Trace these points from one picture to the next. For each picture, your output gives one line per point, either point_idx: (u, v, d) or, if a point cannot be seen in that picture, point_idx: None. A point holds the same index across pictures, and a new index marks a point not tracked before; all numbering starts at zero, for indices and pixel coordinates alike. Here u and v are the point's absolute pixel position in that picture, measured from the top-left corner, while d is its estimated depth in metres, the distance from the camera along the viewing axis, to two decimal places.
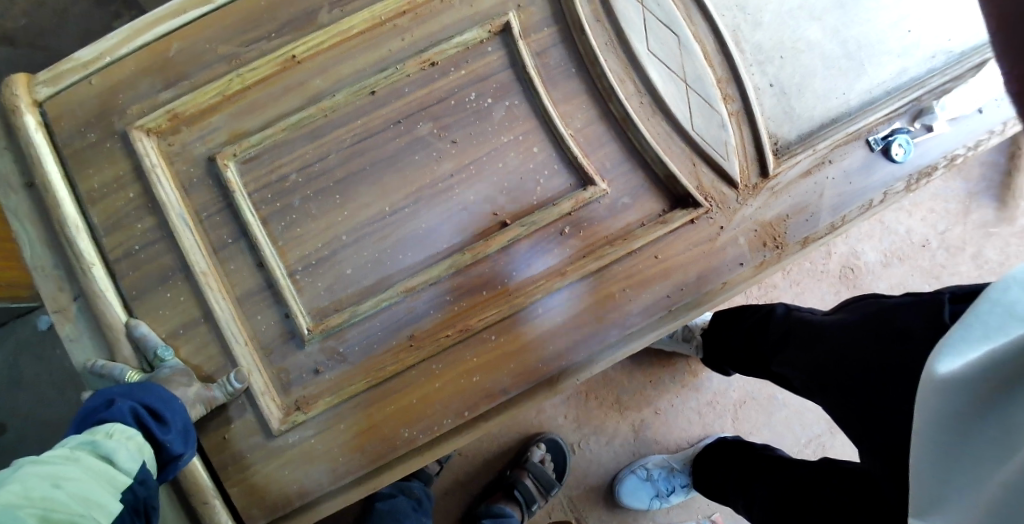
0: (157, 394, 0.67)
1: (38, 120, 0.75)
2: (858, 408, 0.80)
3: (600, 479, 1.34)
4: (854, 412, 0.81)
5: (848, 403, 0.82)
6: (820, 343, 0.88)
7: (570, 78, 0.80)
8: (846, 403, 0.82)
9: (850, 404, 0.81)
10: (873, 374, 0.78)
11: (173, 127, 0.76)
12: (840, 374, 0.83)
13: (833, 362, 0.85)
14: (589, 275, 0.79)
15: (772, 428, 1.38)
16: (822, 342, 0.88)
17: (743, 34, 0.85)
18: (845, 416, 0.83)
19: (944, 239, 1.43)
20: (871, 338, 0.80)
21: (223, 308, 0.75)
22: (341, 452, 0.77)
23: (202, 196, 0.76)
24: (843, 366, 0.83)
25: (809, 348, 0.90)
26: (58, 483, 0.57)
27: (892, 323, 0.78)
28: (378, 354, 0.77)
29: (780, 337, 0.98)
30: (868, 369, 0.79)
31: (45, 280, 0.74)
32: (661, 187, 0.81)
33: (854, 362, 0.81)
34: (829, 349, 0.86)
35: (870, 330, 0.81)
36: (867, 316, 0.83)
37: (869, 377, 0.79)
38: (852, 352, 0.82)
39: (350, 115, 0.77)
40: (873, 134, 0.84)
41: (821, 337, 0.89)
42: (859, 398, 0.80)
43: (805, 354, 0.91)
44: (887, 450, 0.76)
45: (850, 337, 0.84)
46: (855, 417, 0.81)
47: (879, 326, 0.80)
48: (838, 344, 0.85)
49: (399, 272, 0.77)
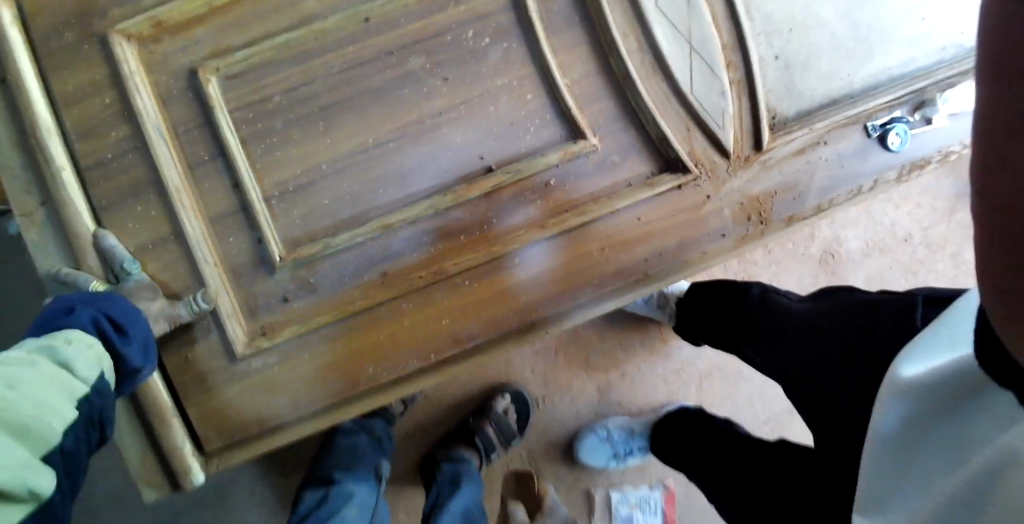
0: (121, 305, 0.67)
1: (14, 16, 0.71)
2: (818, 390, 0.81)
3: (561, 435, 1.37)
4: (814, 393, 0.82)
5: (809, 384, 0.83)
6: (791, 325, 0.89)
7: (573, 27, 0.77)
8: (808, 383, 0.83)
9: (811, 384, 0.83)
10: (837, 357, 0.79)
11: (156, 35, 0.73)
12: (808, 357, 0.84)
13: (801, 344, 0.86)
14: (569, 231, 0.78)
15: (735, 403, 1.41)
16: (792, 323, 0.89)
17: (755, 1, 0.82)
18: (805, 396, 0.84)
19: (926, 235, 1.44)
20: (842, 324, 0.81)
21: (194, 227, 0.73)
22: (304, 382, 0.77)
23: (180, 111, 0.74)
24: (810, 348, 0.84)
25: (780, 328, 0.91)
26: (13, 385, 0.54)
27: (862, 311, 0.79)
28: (349, 290, 0.76)
29: (752, 316, 0.99)
30: (834, 353, 0.80)
31: (11, 181, 0.72)
32: (652, 149, 0.80)
33: (822, 345, 0.82)
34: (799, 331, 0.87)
35: (843, 316, 0.82)
36: (843, 304, 0.84)
37: (833, 360, 0.80)
38: (822, 336, 0.83)
39: (341, 41, 0.74)
40: (871, 120, 0.84)
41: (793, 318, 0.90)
42: (820, 380, 0.81)
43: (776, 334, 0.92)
44: (840, 432, 0.77)
45: (822, 321, 0.84)
46: (814, 398, 0.82)
47: (852, 314, 0.81)
48: (810, 328, 0.86)
49: (378, 208, 0.76)
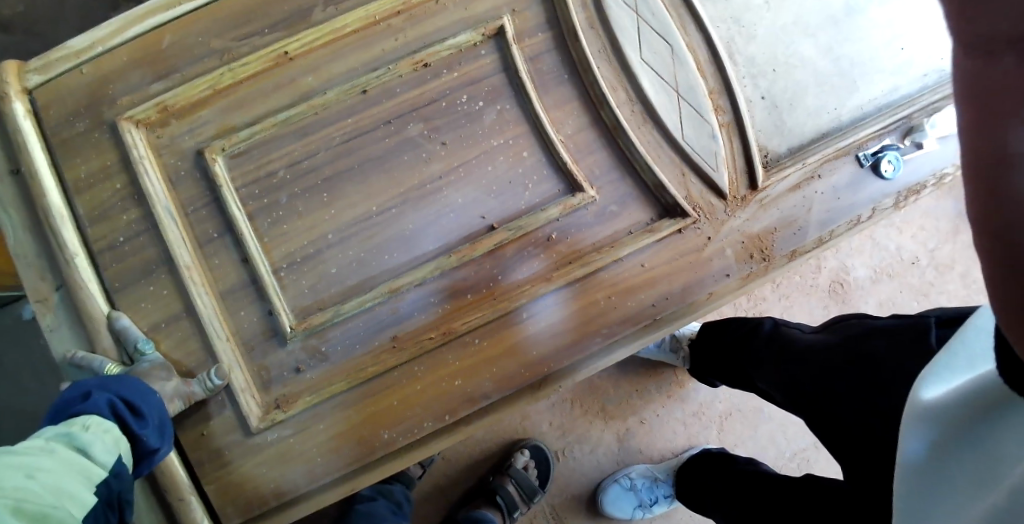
0: (132, 386, 0.67)
1: (26, 107, 0.75)
2: (839, 426, 0.80)
3: (583, 488, 1.34)
4: (834, 428, 0.81)
5: (829, 420, 0.82)
6: (804, 359, 0.89)
7: (563, 84, 0.80)
8: (828, 420, 0.82)
9: (831, 420, 0.81)
10: (856, 390, 0.78)
11: (162, 119, 0.76)
12: (824, 391, 0.83)
13: (817, 379, 0.85)
14: (575, 282, 0.79)
15: (758, 441, 1.38)
16: (806, 357, 0.89)
17: (736, 46, 0.85)
18: (827, 433, 0.83)
19: (933, 257, 1.44)
20: (858, 356, 0.80)
21: (205, 302, 0.74)
22: (319, 452, 0.77)
23: (188, 190, 0.76)
24: (827, 383, 0.83)
25: (794, 363, 0.90)
26: (31, 474, 0.56)
27: (875, 342, 0.79)
28: (360, 356, 0.77)
29: (765, 352, 0.98)
30: (852, 386, 0.79)
31: (25, 268, 0.73)
32: (649, 196, 0.81)
33: (839, 379, 0.81)
34: (814, 365, 0.86)
35: (857, 348, 0.81)
36: (855, 335, 0.83)
37: (852, 394, 0.79)
38: (837, 370, 0.82)
39: (341, 114, 0.77)
40: (862, 150, 0.85)
41: (806, 352, 0.89)
42: (839, 417, 0.80)
43: (789, 369, 0.91)
44: (868, 468, 0.76)
45: (836, 354, 0.84)
46: (836, 434, 0.81)
47: (866, 345, 0.80)
48: (824, 361, 0.85)
49: (384, 273, 0.77)
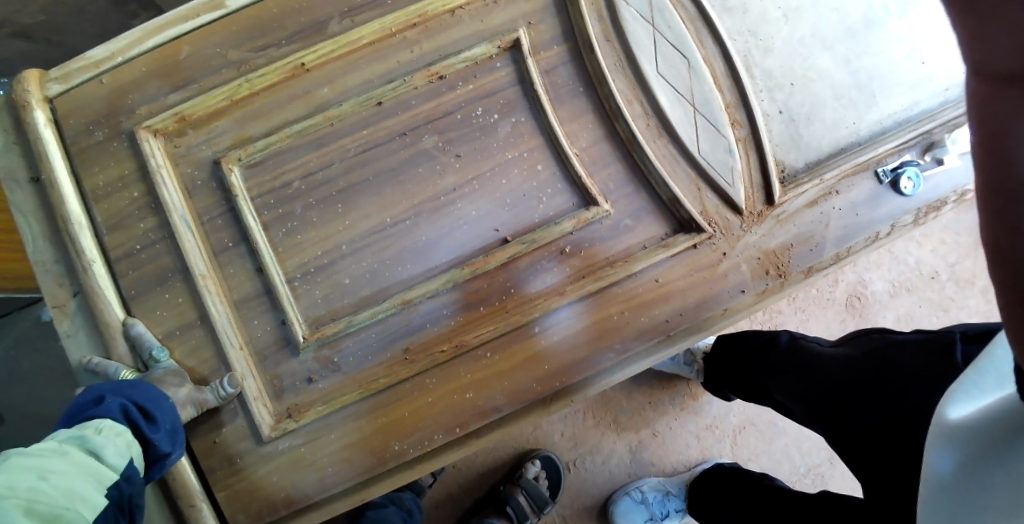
0: (146, 393, 0.67)
1: (47, 116, 0.76)
2: (856, 435, 0.79)
3: (594, 500, 1.33)
4: (851, 437, 0.80)
5: (846, 429, 0.81)
6: (824, 367, 0.88)
7: (578, 97, 0.80)
8: (845, 429, 0.81)
9: (848, 429, 0.81)
10: (877, 400, 0.78)
11: (179, 129, 0.76)
12: (842, 400, 0.82)
13: (835, 387, 0.84)
14: (587, 296, 0.78)
15: (772, 456, 1.36)
16: (823, 371, 0.87)
17: (754, 59, 0.85)
18: (843, 442, 0.82)
19: (953, 271, 1.41)
20: (880, 366, 0.80)
21: (219, 311, 0.75)
22: (330, 462, 0.76)
23: (204, 199, 0.76)
24: (846, 392, 0.82)
25: (813, 371, 0.89)
26: (44, 476, 0.57)
27: (893, 357, 0.79)
28: (372, 367, 0.77)
29: (782, 360, 0.97)
30: (873, 396, 0.78)
31: (44, 275, 0.74)
32: (664, 209, 0.81)
33: (859, 388, 0.81)
34: (833, 374, 0.85)
35: (879, 358, 0.81)
36: (877, 346, 0.83)
37: (873, 404, 0.78)
38: (857, 379, 0.82)
39: (356, 126, 0.77)
40: (881, 165, 0.84)
41: (825, 361, 0.89)
42: (857, 425, 0.79)
43: (807, 377, 0.90)
44: (885, 484, 0.75)
45: (857, 363, 0.83)
46: (853, 443, 0.80)
47: (888, 356, 0.80)
48: (844, 371, 0.84)
49: (397, 284, 0.77)
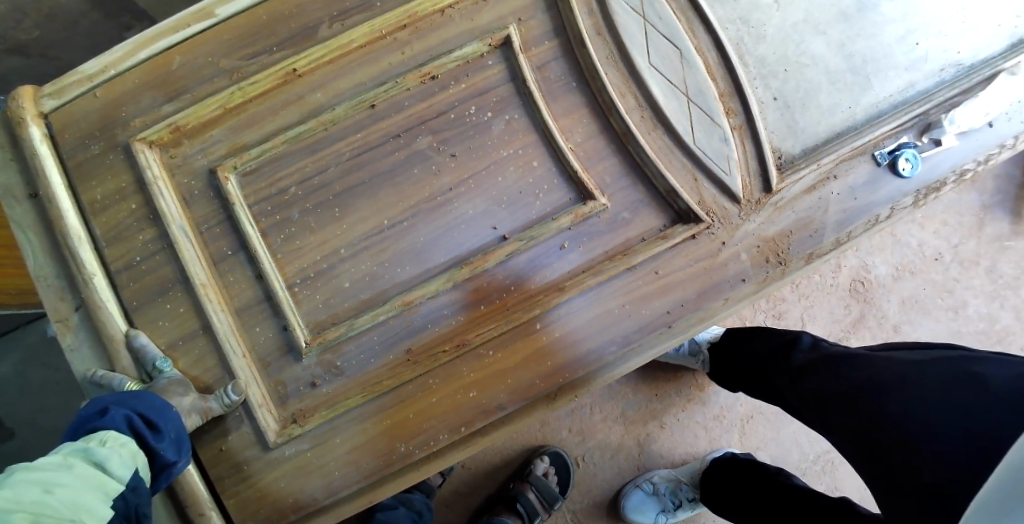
0: (150, 402, 0.67)
1: (42, 132, 0.76)
2: (881, 449, 0.78)
3: (604, 494, 1.33)
4: (874, 453, 0.79)
5: (864, 435, 0.81)
6: (851, 376, 0.86)
7: (570, 92, 0.80)
8: (868, 440, 0.80)
9: (872, 444, 0.79)
10: (895, 409, 0.78)
11: (175, 140, 0.76)
12: (862, 406, 0.82)
13: (862, 401, 0.82)
14: (587, 291, 0.78)
15: (781, 444, 1.36)
16: (846, 371, 0.87)
17: (746, 47, 0.84)
18: (864, 455, 0.81)
19: (957, 252, 1.40)
20: (926, 387, 0.77)
21: (221, 320, 0.75)
22: (337, 466, 0.76)
23: (202, 208, 0.76)
24: (873, 405, 0.80)
25: (837, 379, 0.87)
26: (50, 489, 0.58)
27: (942, 365, 0.78)
28: (375, 369, 0.77)
29: (803, 364, 0.95)
30: (890, 403, 0.79)
31: (47, 290, 0.75)
32: (662, 201, 0.81)
33: (892, 403, 0.78)
34: (861, 386, 0.84)
35: (926, 380, 0.78)
36: (920, 358, 0.81)
37: (887, 411, 0.78)
38: (891, 395, 0.80)
39: (350, 129, 0.77)
40: (879, 148, 0.83)
41: (853, 370, 0.86)
42: (882, 439, 0.78)
43: (828, 381, 0.88)
44: (883, 481, 0.78)
45: (895, 380, 0.81)
46: (874, 455, 0.79)
47: (940, 379, 0.77)
48: (868, 373, 0.84)
49: (396, 287, 0.77)
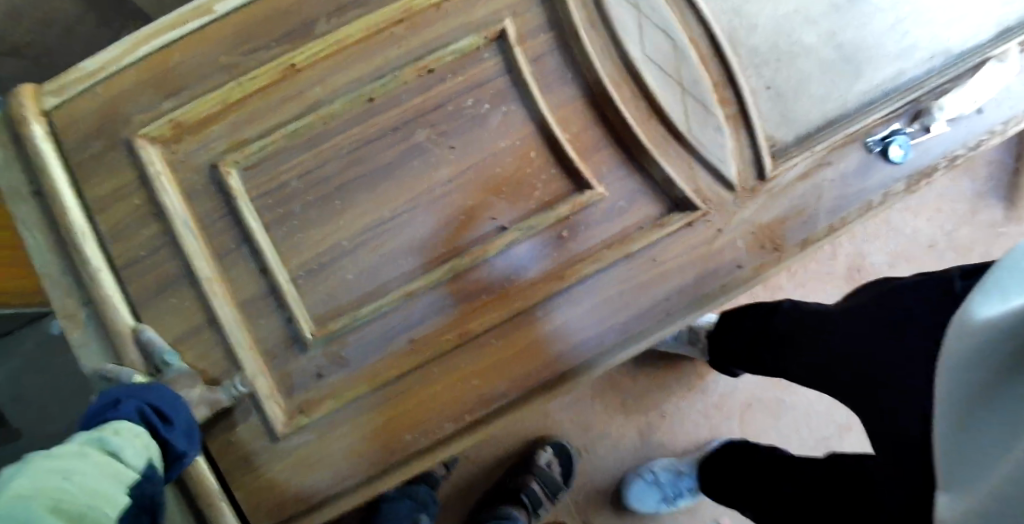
0: (161, 394, 0.70)
1: (45, 130, 0.77)
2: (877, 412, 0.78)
3: (607, 483, 1.35)
4: (869, 422, 0.80)
5: (863, 399, 0.81)
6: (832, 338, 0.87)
7: (566, 84, 0.81)
8: (867, 406, 0.80)
9: (869, 415, 0.80)
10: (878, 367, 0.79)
11: (176, 136, 0.77)
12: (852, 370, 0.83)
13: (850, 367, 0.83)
14: (585, 278, 0.79)
15: (781, 432, 1.38)
16: (826, 333, 0.88)
17: (739, 38, 0.85)
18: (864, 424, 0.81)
19: (951, 239, 1.42)
20: (891, 348, 0.78)
21: (226, 314, 0.76)
22: (344, 455, 0.78)
23: (205, 203, 0.78)
24: (861, 379, 0.81)
25: (821, 345, 0.89)
26: (69, 475, 0.56)
27: (892, 302, 0.80)
28: (380, 359, 0.78)
29: (788, 334, 0.96)
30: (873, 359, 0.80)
31: (53, 286, 0.76)
32: (658, 190, 0.82)
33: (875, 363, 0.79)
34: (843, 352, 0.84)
35: (886, 337, 0.79)
36: (877, 304, 0.83)
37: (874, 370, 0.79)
38: (870, 366, 0.80)
39: (350, 123, 0.79)
40: (870, 135, 0.84)
41: (831, 332, 0.88)
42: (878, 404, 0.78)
43: (814, 348, 0.90)
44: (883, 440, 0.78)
45: (865, 346, 0.81)
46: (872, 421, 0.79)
47: (895, 332, 0.78)
48: (845, 331, 0.85)
49: (397, 277, 0.78)
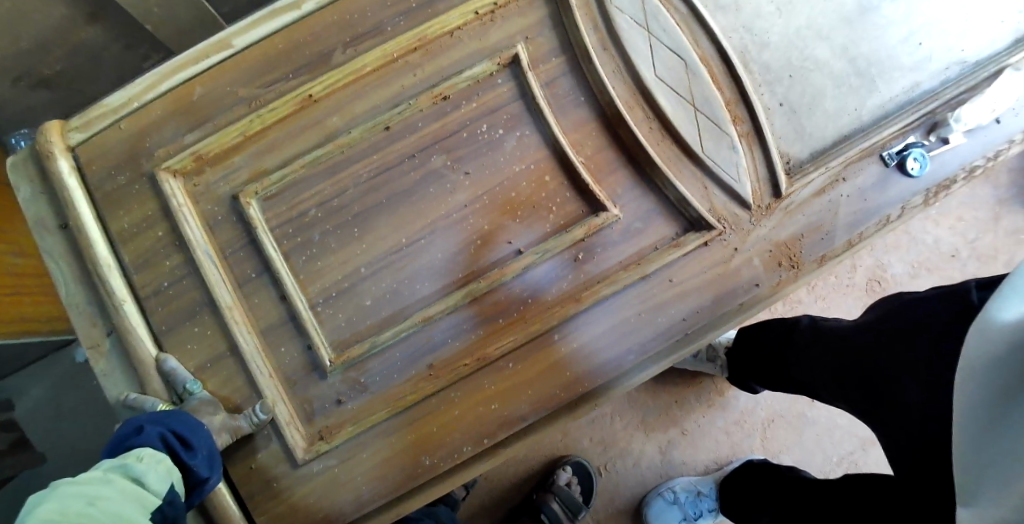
0: (184, 421, 0.70)
1: (70, 165, 0.79)
2: (905, 433, 0.77)
3: (628, 501, 1.34)
4: (899, 442, 0.79)
5: (891, 419, 0.80)
6: (850, 355, 0.86)
7: (579, 106, 0.82)
8: (895, 426, 0.79)
9: (898, 435, 0.78)
10: (900, 384, 0.78)
11: (198, 168, 0.79)
12: (877, 388, 0.81)
13: (875, 386, 0.82)
14: (602, 300, 0.80)
15: (804, 447, 1.36)
16: (844, 349, 0.87)
17: (751, 55, 0.86)
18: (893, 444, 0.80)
19: (974, 248, 1.40)
20: (909, 362, 0.77)
21: (248, 342, 0.77)
22: (364, 481, 0.78)
23: (226, 233, 0.79)
24: (886, 398, 0.80)
25: (841, 362, 0.87)
26: (93, 501, 0.58)
27: (906, 316, 0.79)
28: (399, 384, 0.78)
29: (807, 351, 0.94)
30: (895, 377, 0.79)
31: (80, 317, 0.78)
32: (674, 210, 0.82)
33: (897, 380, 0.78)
34: (865, 370, 0.83)
35: (905, 352, 0.78)
36: (891, 318, 0.81)
37: (898, 388, 0.78)
38: (893, 383, 0.79)
39: (367, 151, 0.80)
40: (887, 149, 0.84)
41: (850, 348, 0.86)
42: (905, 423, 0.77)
43: (835, 365, 0.88)
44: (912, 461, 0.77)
45: (885, 362, 0.80)
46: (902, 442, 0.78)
47: (911, 347, 0.77)
48: (864, 348, 0.84)
49: (415, 303, 0.79)
